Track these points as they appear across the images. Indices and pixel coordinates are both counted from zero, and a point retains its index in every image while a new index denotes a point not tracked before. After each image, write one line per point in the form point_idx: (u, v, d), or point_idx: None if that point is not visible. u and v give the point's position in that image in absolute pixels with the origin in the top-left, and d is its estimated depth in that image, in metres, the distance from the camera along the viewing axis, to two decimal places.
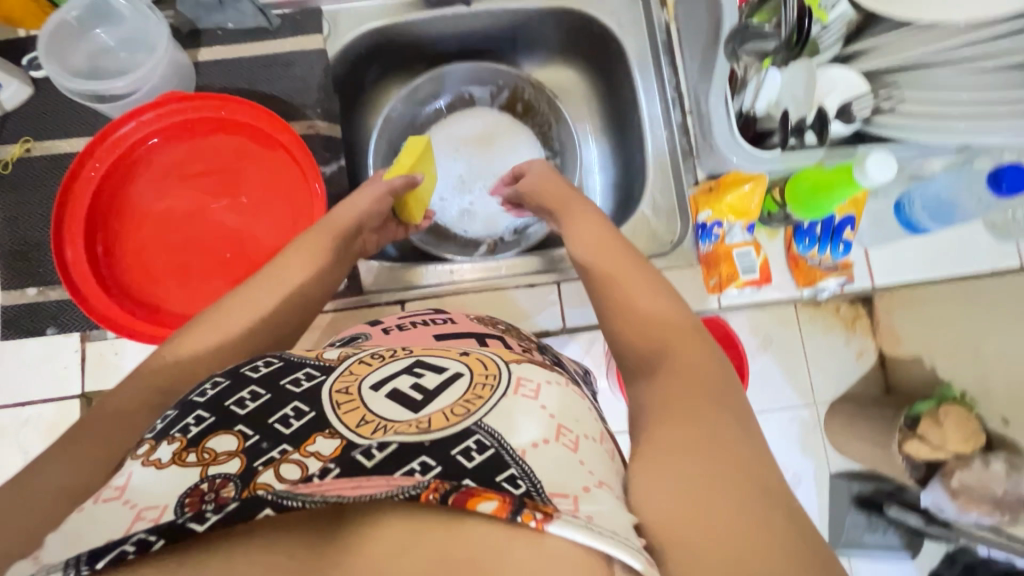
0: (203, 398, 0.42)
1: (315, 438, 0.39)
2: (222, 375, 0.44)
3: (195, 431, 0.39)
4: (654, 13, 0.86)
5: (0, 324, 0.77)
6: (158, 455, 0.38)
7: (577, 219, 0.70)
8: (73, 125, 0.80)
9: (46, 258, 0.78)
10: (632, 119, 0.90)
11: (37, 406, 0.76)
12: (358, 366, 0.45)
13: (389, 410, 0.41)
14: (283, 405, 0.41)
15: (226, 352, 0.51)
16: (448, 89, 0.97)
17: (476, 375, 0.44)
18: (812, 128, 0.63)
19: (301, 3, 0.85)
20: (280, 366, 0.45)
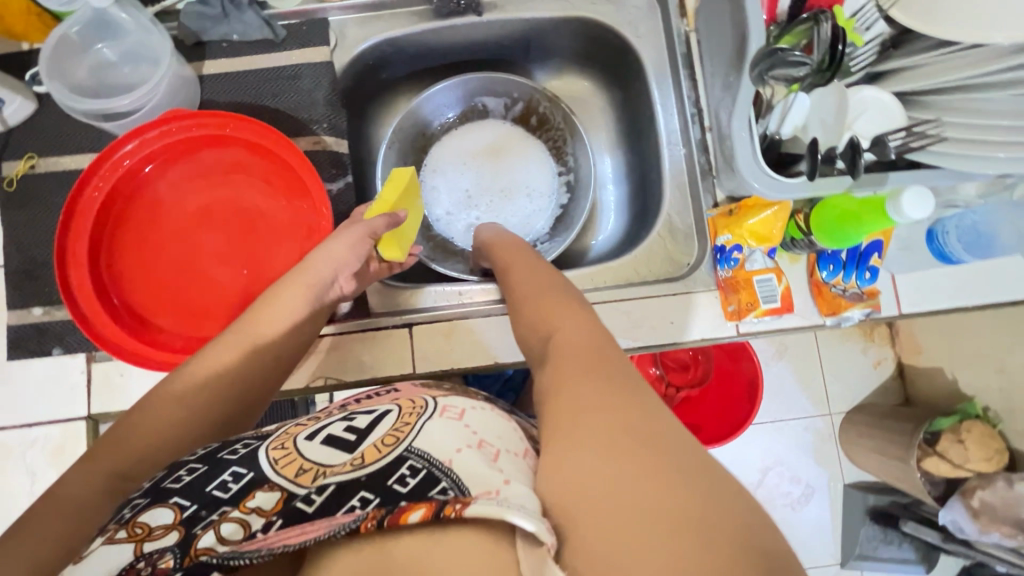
0: (139, 488, 0.39)
1: (254, 493, 0.37)
2: (160, 469, 0.41)
3: (129, 515, 0.36)
4: (674, 22, 0.83)
5: (7, 344, 0.76)
6: (89, 552, 0.35)
7: (517, 251, 0.65)
8: (77, 141, 0.79)
9: (52, 277, 0.77)
10: (648, 134, 0.87)
11: (44, 427, 0.75)
12: (295, 427, 0.44)
13: (324, 453, 0.40)
14: (221, 471, 0.38)
15: (206, 408, 0.51)
16: (461, 101, 0.94)
17: (404, 408, 0.45)
18: (843, 157, 0.60)
19: (306, 13, 0.83)
20: (215, 444, 0.43)
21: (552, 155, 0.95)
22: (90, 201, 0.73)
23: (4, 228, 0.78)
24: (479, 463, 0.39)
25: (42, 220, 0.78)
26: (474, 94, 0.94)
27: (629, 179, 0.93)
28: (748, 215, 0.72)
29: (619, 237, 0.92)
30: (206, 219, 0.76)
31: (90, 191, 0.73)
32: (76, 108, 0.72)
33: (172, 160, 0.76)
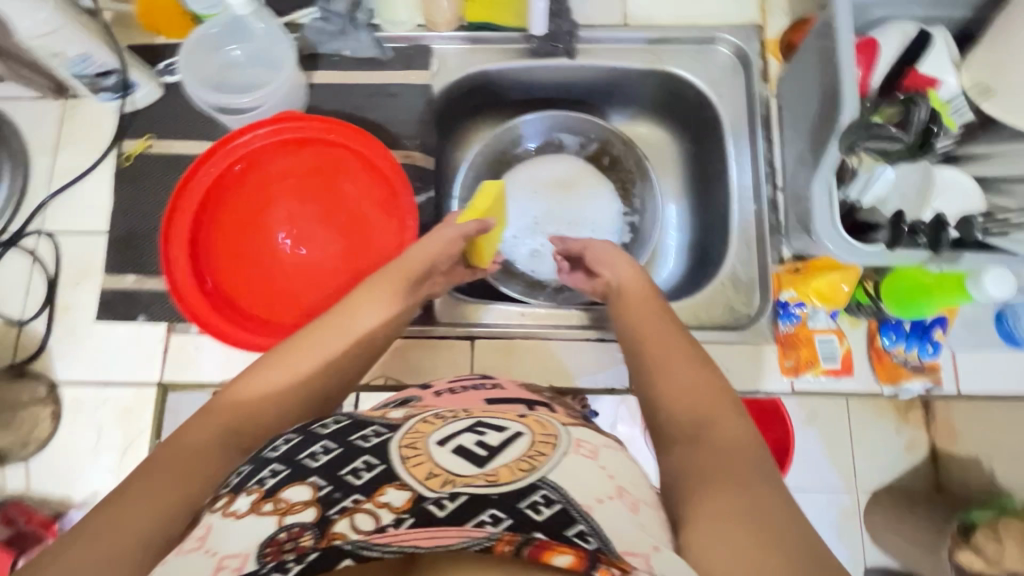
0: (276, 453, 0.46)
1: (385, 488, 0.41)
2: (292, 431, 0.50)
3: (272, 482, 0.43)
4: (755, 85, 0.87)
5: (98, 305, 0.82)
6: (236, 506, 0.42)
7: (633, 293, 0.72)
8: (193, 129, 0.86)
9: (148, 248, 0.83)
10: (718, 186, 0.90)
11: (116, 387, 0.79)
12: (423, 425, 0.49)
13: (455, 463, 0.43)
14: (353, 459, 0.44)
15: (301, 388, 0.57)
16: (539, 134, 0.99)
17: (537, 436, 0.48)
18: (925, 231, 0.60)
19: (414, 39, 0.90)
20: (348, 424, 0.50)
21: (620, 195, 0.99)
22: (196, 189, 0.78)
23: (115, 198, 0.85)
24: (617, 513, 0.42)
25: (150, 195, 0.85)
26: (553, 129, 0.98)
27: (692, 226, 0.96)
28: (816, 276, 0.74)
29: (677, 282, 0.94)
30: (301, 215, 0.82)
31: (200, 179, 0.78)
32: (204, 98, 0.80)
33: (277, 158, 0.82)
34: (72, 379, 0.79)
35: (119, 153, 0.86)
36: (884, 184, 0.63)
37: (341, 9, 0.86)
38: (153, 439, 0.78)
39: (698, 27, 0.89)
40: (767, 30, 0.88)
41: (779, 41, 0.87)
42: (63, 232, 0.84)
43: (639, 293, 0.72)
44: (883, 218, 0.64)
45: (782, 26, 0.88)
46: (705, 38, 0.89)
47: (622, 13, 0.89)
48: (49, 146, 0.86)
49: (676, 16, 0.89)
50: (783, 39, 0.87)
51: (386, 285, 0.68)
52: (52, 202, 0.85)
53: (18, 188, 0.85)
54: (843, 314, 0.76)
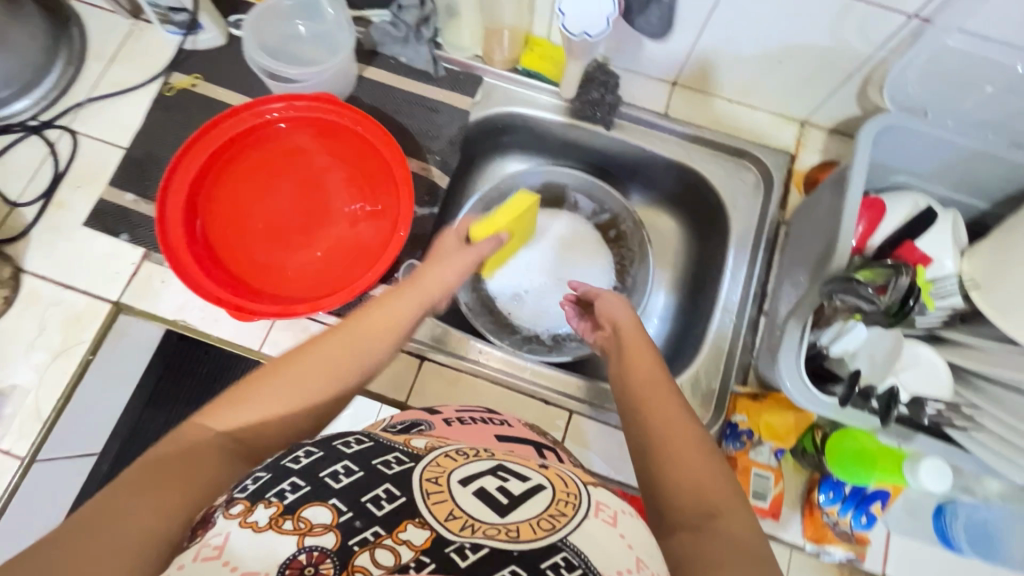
0: (297, 465, 0.43)
1: (406, 524, 0.39)
2: (314, 445, 0.46)
3: (291, 498, 0.40)
4: (771, 208, 0.88)
5: (89, 211, 0.84)
6: (254, 517, 0.39)
7: (645, 361, 0.63)
8: (239, 82, 0.90)
9: (156, 175, 0.86)
10: (709, 292, 0.90)
11: (75, 293, 0.81)
12: (444, 459, 0.47)
13: (476, 508, 0.42)
14: (375, 485, 0.42)
15: (298, 399, 0.50)
16: (557, 190, 1.03)
17: (559, 493, 0.45)
18: (878, 398, 0.61)
19: (468, 66, 0.94)
20: (370, 446, 0.47)
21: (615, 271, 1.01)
22: (210, 142, 0.80)
23: (145, 121, 0.88)
24: None
25: (178, 129, 0.88)
26: (570, 191, 1.02)
27: (674, 321, 0.96)
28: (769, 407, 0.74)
29: None
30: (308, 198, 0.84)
31: (219, 134, 0.80)
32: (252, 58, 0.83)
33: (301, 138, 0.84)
34: (39, 272, 0.81)
35: (164, 83, 0.90)
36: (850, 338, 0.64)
37: (410, 20, 0.90)
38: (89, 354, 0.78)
39: (734, 138, 0.91)
40: (799, 161, 0.90)
41: (804, 175, 0.89)
42: (85, 136, 0.88)
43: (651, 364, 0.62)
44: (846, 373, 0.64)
45: (812, 162, 0.90)
46: (736, 151, 0.91)
47: (666, 103, 0.92)
48: (109, 57, 0.91)
49: (715, 122, 0.92)
50: (810, 174, 0.88)
51: (402, 310, 0.61)
52: (88, 106, 0.89)
53: (63, 84, 0.89)
54: (788, 456, 0.74)
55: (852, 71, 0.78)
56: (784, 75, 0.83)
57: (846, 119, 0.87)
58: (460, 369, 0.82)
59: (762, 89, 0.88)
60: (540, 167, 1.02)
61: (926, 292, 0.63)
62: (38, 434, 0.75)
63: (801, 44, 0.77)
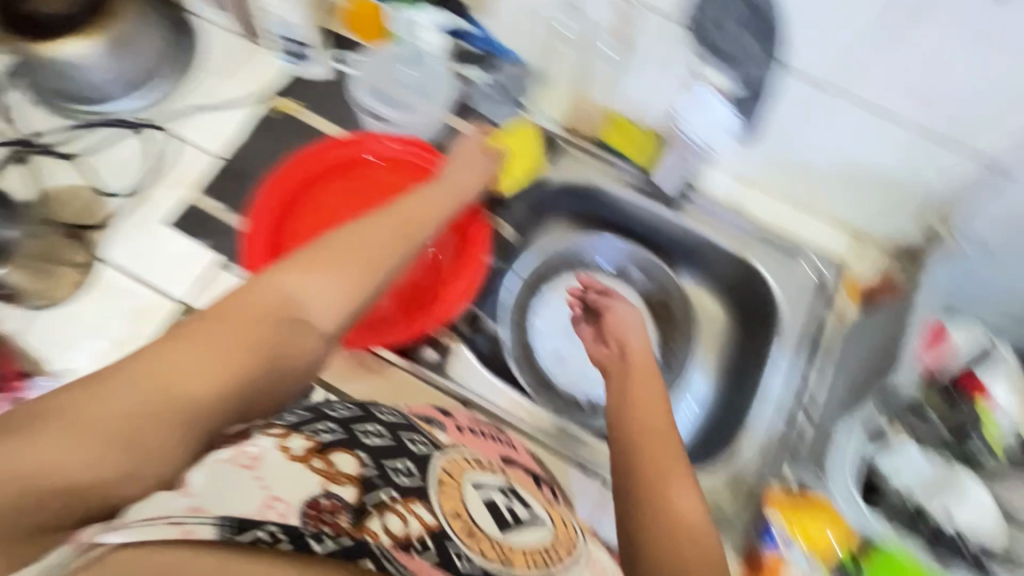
0: (336, 416, 0.68)
1: (416, 505, 0.59)
2: (355, 406, 0.71)
3: (328, 440, 0.64)
4: (821, 312, 0.91)
5: (175, 213, 0.88)
6: (290, 445, 0.62)
7: (645, 392, 0.70)
8: (337, 116, 0.96)
9: (244, 189, 0.90)
10: (751, 383, 0.92)
11: (148, 288, 0.83)
12: (462, 462, 0.67)
13: (483, 518, 0.61)
14: (398, 458, 0.63)
15: (357, 282, 0.60)
16: (612, 258, 1.05)
17: (558, 541, 0.64)
18: (926, 521, 0.67)
19: (549, 133, 0.99)
20: (403, 423, 0.69)
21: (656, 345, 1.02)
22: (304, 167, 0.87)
23: (243, 137, 0.93)
24: None
25: (271, 147, 0.93)
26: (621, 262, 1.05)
27: (711, 406, 0.97)
28: (813, 516, 0.71)
29: None
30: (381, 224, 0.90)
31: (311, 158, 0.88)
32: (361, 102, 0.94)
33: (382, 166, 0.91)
34: (116, 262, 0.84)
35: (268, 105, 0.96)
36: (866, 422, 0.71)
37: (506, 84, 0.96)
38: None
39: (792, 239, 0.95)
40: (853, 271, 0.93)
41: (858, 286, 0.92)
42: (184, 141, 0.93)
43: (652, 393, 0.70)
44: (894, 490, 0.70)
45: (866, 274, 0.93)
46: (794, 252, 0.94)
47: (733, 195, 0.97)
48: (219, 71, 0.97)
49: (777, 220, 0.96)
50: (863, 286, 0.92)
51: (423, 211, 0.72)
52: (192, 113, 0.94)
53: (172, 89, 0.95)
54: (822, 572, 0.70)
55: (917, 198, 0.83)
56: (851, 190, 0.88)
57: (902, 240, 0.92)
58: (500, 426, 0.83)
59: (826, 198, 0.92)
60: (598, 233, 1.04)
61: (988, 423, 0.70)
62: None
63: (873, 165, 0.82)
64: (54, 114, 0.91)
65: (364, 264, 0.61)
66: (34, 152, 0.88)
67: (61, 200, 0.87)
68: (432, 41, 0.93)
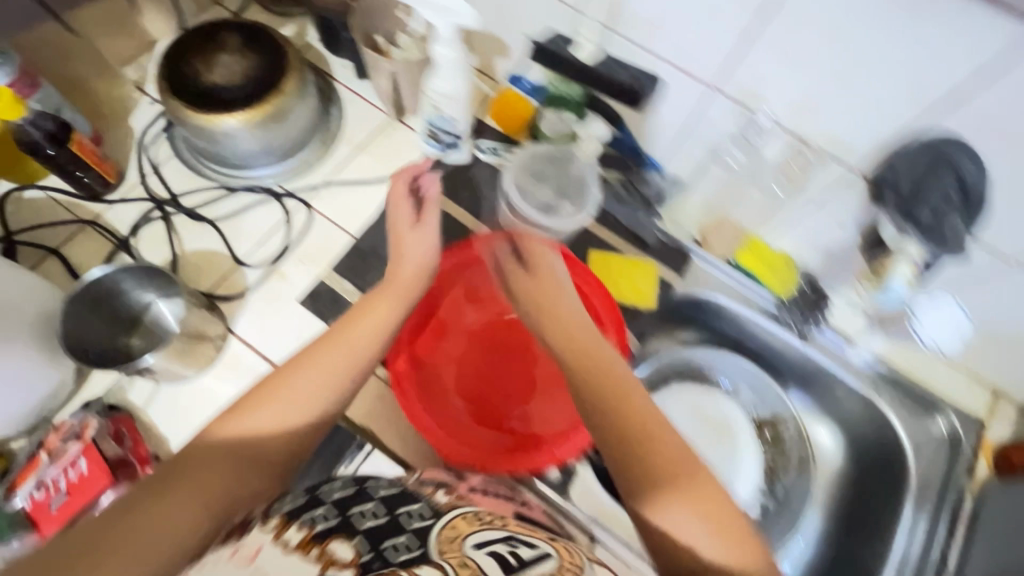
0: (329, 499, 0.59)
1: (421, 565, 0.50)
2: (349, 487, 0.63)
3: (320, 523, 0.53)
4: (959, 472, 0.87)
5: (306, 290, 0.86)
6: (287, 535, 0.50)
7: (648, 408, 0.65)
8: (472, 204, 0.94)
9: (376, 271, 0.88)
10: (873, 535, 0.88)
11: (274, 370, 0.81)
12: (460, 522, 0.58)
13: (490, 565, 0.52)
14: (401, 535, 0.54)
15: (327, 383, 0.67)
16: (727, 376, 1.02)
17: (563, 561, 0.55)
18: None
19: (680, 244, 0.97)
20: (399, 496, 0.62)
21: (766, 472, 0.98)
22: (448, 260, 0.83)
23: (377, 215, 0.92)
24: None
25: None
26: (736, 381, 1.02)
27: (823, 549, 0.93)
28: None
29: None
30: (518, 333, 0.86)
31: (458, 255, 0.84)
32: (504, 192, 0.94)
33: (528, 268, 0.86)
34: (246, 338, 0.82)
35: None
36: None
37: (645, 192, 0.96)
38: None
39: (926, 390, 0.91)
40: (989, 430, 0.90)
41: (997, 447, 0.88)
42: (319, 213, 0.91)
43: (671, 430, 0.65)
44: None
45: (1003, 434, 0.89)
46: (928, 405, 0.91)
47: (866, 333, 0.95)
48: (357, 144, 0.97)
49: (909, 366, 0.93)
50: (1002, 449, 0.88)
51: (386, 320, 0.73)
52: (330, 186, 0.93)
53: (312, 159, 0.94)
54: None
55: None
56: (1002, 351, 0.85)
57: None
58: None
59: (966, 351, 0.89)
60: (715, 349, 1.03)
61: None
62: None
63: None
64: (196, 174, 0.90)
65: (337, 374, 0.68)
66: (174, 212, 0.88)
67: (197, 266, 0.86)
68: (590, 149, 0.92)
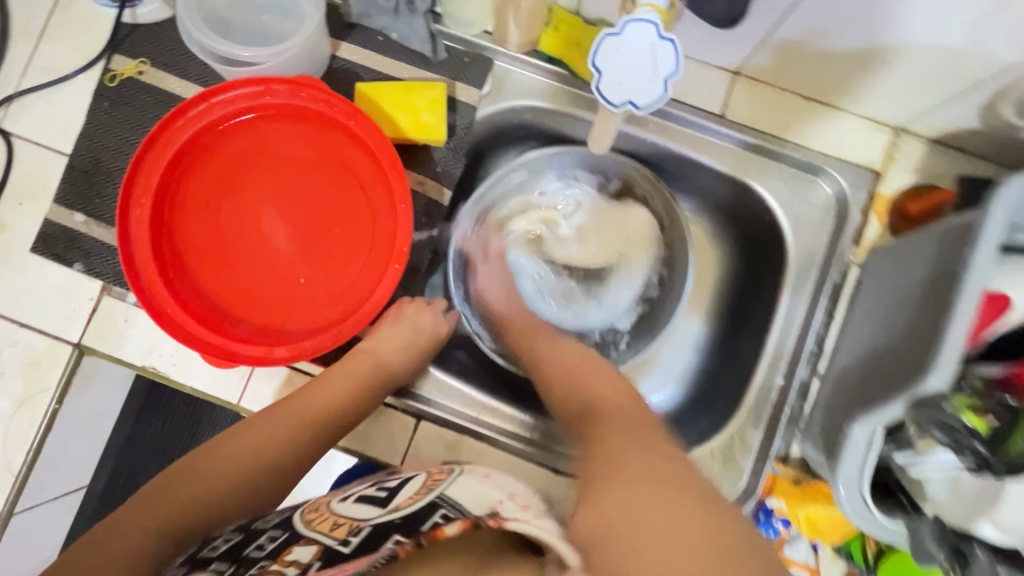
0: (216, 552, 0.47)
1: (292, 548, 0.47)
2: (236, 525, 0.51)
3: (270, 545, 0.48)
4: (843, 243, 0.72)
5: (36, 237, 0.72)
6: None
7: (610, 395, 0.60)
8: (194, 71, 0.74)
9: (109, 189, 0.73)
10: (755, 332, 0.76)
11: (32, 333, 0.71)
12: (318, 506, 0.54)
13: (356, 511, 0.51)
14: (256, 537, 0.49)
15: (294, 432, 0.56)
16: (560, 174, 0.81)
17: (432, 475, 0.55)
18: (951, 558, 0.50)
19: (474, 46, 0.74)
20: (240, 538, 0.49)
21: None
22: (157, 161, 0.66)
23: (86, 120, 0.73)
24: None
25: (128, 128, 0.73)
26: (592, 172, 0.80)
27: (710, 356, 0.81)
28: (816, 503, 0.65)
29: (663, 416, 0.79)
30: (289, 179, 0.70)
31: (170, 146, 0.66)
32: (200, 42, 0.66)
33: (308, 130, 0.70)
34: None
35: (104, 68, 0.74)
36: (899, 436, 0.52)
37: None
38: (54, 401, 0.70)
39: (807, 149, 0.73)
40: (884, 182, 0.72)
41: (887, 203, 0.71)
42: (18, 139, 0.73)
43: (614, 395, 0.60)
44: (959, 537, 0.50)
45: (902, 184, 0.72)
46: (808, 165, 0.73)
47: (724, 100, 0.73)
48: (32, 34, 0.74)
49: (782, 126, 0.73)
50: (899, 200, 0.71)
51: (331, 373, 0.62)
52: (21, 104, 0.73)
53: None
54: (827, 548, 0.65)
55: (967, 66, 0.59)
56: (884, 77, 0.64)
57: (954, 131, 0.68)
58: (460, 430, 0.71)
59: (852, 92, 0.68)
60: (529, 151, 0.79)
61: None
62: (12, 489, 0.68)
63: (913, 52, 0.58)
64: None
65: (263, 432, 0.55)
66: None
67: None
68: None
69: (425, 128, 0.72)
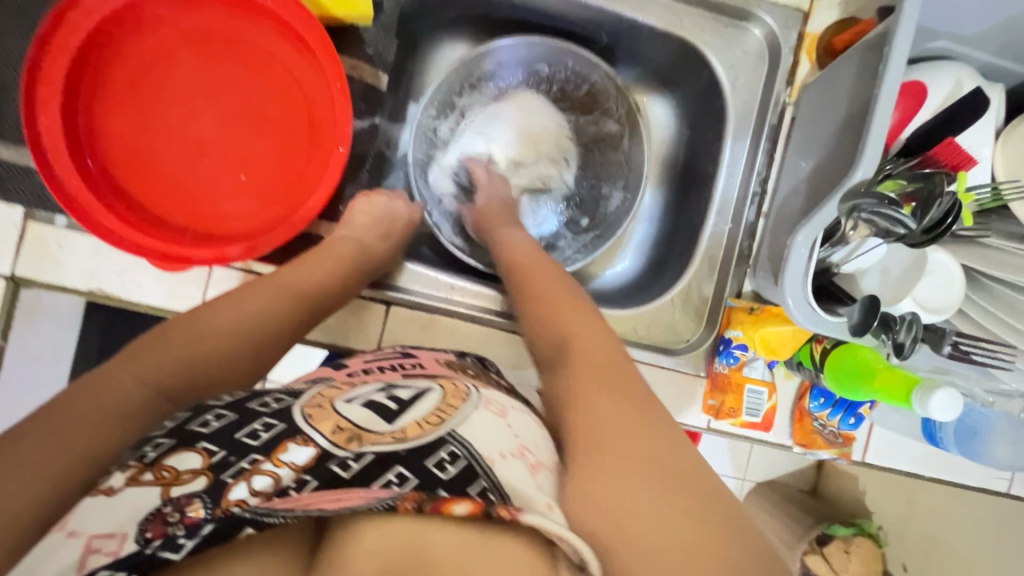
0: (207, 429, 0.41)
1: (286, 446, 0.40)
2: (227, 406, 0.44)
3: (263, 436, 0.41)
4: (777, 86, 0.74)
5: None
6: (176, 462, 0.39)
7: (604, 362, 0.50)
8: None
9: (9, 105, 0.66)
10: (702, 188, 0.78)
11: None
12: (329, 391, 0.48)
13: (363, 419, 0.43)
14: (251, 420, 0.42)
15: (281, 309, 0.56)
16: (520, 64, 0.81)
17: (449, 391, 0.49)
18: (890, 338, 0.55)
19: None
20: (233, 419, 0.42)
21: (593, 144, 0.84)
22: (57, 59, 0.59)
23: None
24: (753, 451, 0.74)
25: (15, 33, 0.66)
26: (533, 62, 0.80)
27: (662, 221, 0.83)
28: (768, 323, 0.69)
29: (623, 284, 0.83)
30: (214, 72, 0.66)
31: (66, 43, 0.59)
32: None
33: (222, 16, 0.65)
34: None
35: None
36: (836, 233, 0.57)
37: None
38: None
39: None
40: (812, 22, 0.73)
41: (816, 41, 0.73)
42: None
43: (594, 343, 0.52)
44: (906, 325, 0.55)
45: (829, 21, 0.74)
46: (739, 11, 0.74)
47: None
48: None
49: None
50: (825, 37, 0.73)
51: (314, 255, 0.63)
52: None
53: None
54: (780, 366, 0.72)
55: None
56: None
57: None
58: (432, 311, 0.72)
59: None
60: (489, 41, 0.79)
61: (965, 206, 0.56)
62: None
63: None
64: None
65: (252, 306, 0.54)
66: None
67: None
68: None
69: (351, 5, 0.67)
